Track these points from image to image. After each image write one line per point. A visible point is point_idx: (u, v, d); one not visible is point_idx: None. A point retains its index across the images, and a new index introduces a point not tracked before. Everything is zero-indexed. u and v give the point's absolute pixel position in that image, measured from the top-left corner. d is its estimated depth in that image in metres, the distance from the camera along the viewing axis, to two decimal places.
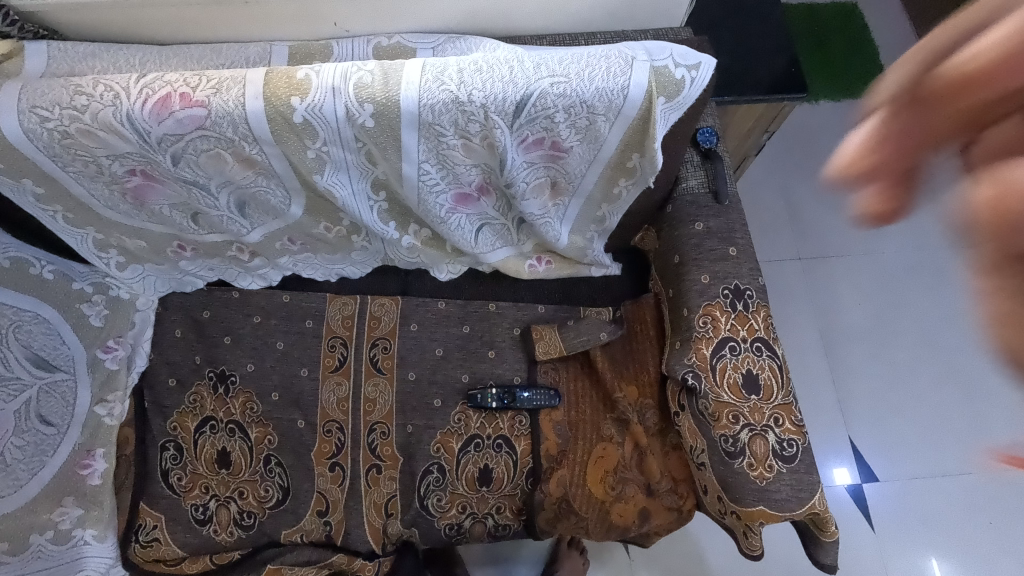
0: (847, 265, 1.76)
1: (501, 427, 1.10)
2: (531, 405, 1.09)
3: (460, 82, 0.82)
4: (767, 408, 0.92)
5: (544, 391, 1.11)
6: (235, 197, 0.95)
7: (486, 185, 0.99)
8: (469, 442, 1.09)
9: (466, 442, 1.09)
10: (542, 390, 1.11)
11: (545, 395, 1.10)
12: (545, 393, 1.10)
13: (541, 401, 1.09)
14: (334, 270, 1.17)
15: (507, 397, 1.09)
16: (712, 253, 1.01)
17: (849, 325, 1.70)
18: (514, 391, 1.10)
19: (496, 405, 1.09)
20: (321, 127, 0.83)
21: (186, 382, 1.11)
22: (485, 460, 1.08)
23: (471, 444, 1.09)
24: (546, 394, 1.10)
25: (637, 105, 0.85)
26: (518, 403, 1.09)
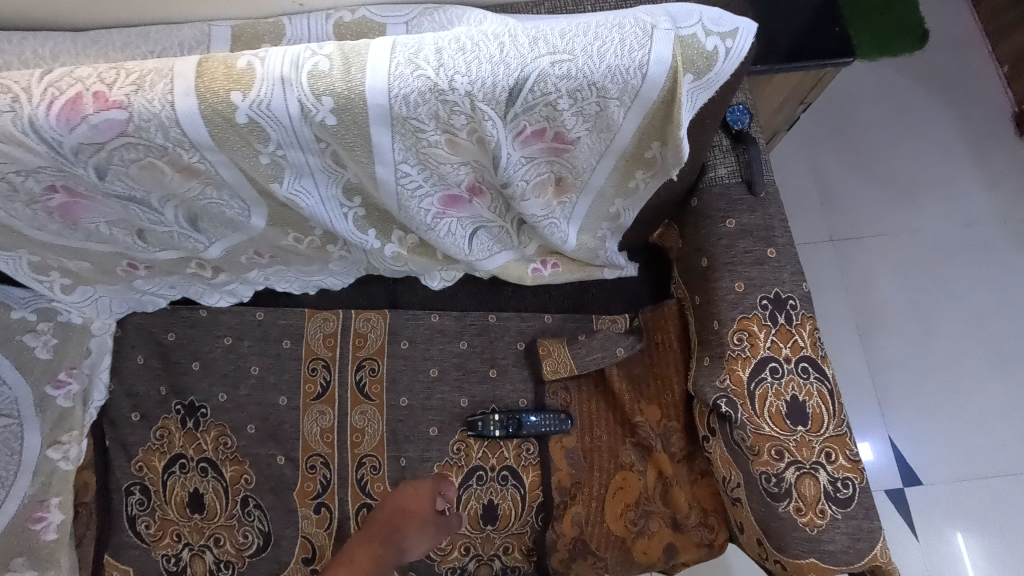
0: (884, 245, 1.59)
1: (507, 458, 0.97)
2: (538, 432, 0.96)
3: (439, 64, 0.66)
4: (817, 443, 0.78)
5: (555, 416, 0.97)
6: (183, 210, 0.81)
7: (479, 184, 0.84)
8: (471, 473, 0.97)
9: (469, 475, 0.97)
10: (551, 416, 0.97)
11: (553, 419, 0.97)
12: (552, 418, 0.97)
13: (548, 426, 0.96)
14: (312, 282, 1.03)
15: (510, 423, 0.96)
16: (747, 256, 0.86)
17: (889, 313, 1.54)
18: (518, 416, 0.96)
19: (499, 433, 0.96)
20: (272, 128, 0.68)
21: (152, 416, 0.99)
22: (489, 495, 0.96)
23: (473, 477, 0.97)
24: (554, 419, 0.97)
25: (658, 85, 0.68)
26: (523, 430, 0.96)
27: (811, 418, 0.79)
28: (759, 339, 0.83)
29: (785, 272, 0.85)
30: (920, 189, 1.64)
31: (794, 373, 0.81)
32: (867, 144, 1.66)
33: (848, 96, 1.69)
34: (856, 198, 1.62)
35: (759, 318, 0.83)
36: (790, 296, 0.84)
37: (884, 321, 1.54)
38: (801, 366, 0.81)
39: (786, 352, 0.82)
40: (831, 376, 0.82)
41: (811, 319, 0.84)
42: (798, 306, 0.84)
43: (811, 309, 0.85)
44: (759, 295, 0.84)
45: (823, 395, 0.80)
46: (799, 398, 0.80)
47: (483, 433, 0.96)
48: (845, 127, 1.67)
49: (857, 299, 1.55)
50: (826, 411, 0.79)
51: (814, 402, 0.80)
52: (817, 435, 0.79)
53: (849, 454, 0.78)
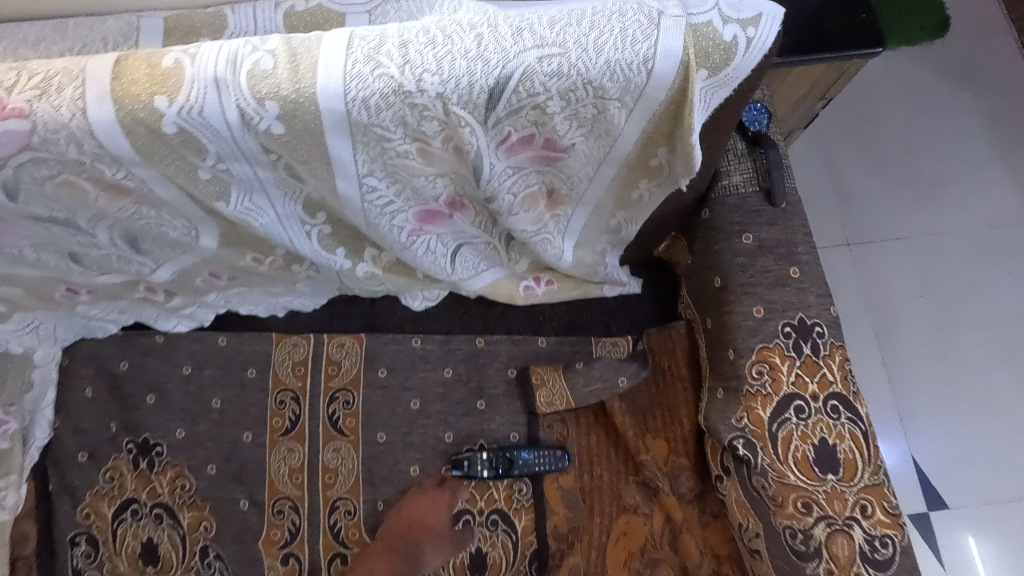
0: (904, 248, 1.48)
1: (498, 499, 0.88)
2: (532, 472, 0.86)
3: (404, 60, 0.55)
4: (850, 494, 0.68)
5: (550, 453, 0.87)
6: (119, 232, 0.70)
7: (460, 198, 0.73)
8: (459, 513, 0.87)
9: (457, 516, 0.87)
10: (546, 453, 0.87)
11: (548, 457, 0.87)
12: (547, 455, 0.87)
13: (543, 466, 0.86)
14: (280, 303, 0.92)
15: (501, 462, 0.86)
16: (768, 276, 0.75)
17: (911, 322, 1.43)
18: (509, 454, 0.86)
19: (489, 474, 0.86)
20: (207, 138, 0.57)
21: (101, 456, 0.89)
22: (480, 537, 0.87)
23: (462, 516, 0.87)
24: (548, 457, 0.87)
25: (666, 83, 0.58)
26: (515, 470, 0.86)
27: (843, 466, 0.69)
28: (781, 373, 0.72)
29: (810, 295, 0.75)
30: (942, 187, 1.52)
31: (822, 412, 0.70)
32: (884, 142, 1.55)
33: (864, 90, 1.58)
34: (873, 199, 1.51)
35: (781, 348, 0.73)
36: (816, 323, 0.74)
37: (907, 330, 1.42)
38: (831, 405, 0.71)
39: (812, 389, 0.71)
40: (865, 415, 0.71)
41: (841, 349, 0.73)
42: (826, 333, 0.73)
43: (840, 337, 0.74)
44: (781, 321, 0.74)
45: (856, 438, 0.70)
46: (829, 441, 0.70)
47: (470, 474, 0.86)
48: (860, 124, 1.56)
49: (876, 307, 1.44)
50: (860, 457, 0.69)
51: (846, 447, 0.69)
52: (850, 485, 0.68)
53: (888, 507, 0.68)
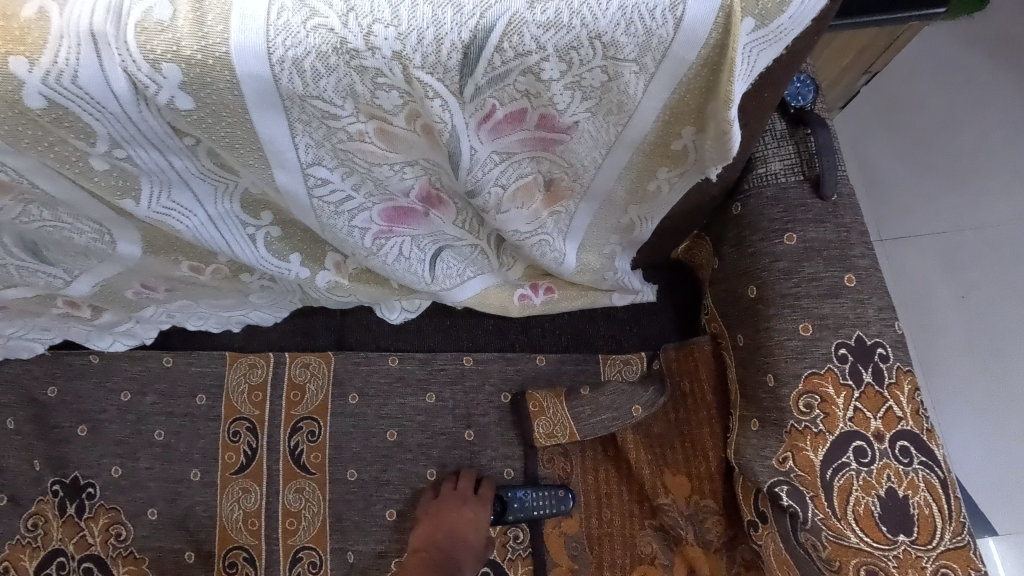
0: (966, 245, 1.15)
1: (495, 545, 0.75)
2: (530, 516, 0.73)
3: (347, 5, 0.41)
4: (927, 562, 0.54)
5: (551, 493, 0.74)
6: (12, 236, 0.57)
7: (436, 192, 0.60)
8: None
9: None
10: (545, 493, 0.74)
11: (547, 498, 0.74)
12: (545, 495, 0.74)
13: (542, 509, 0.73)
14: (233, 318, 0.79)
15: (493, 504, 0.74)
16: (817, 286, 0.61)
17: (991, 341, 1.08)
18: (501, 495, 0.74)
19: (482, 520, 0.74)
20: (90, 114, 0.43)
21: (22, 500, 0.76)
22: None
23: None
24: (547, 498, 0.74)
25: (701, 38, 0.43)
26: (510, 515, 0.73)
27: (918, 525, 0.55)
28: (837, 406, 0.58)
29: (869, 308, 0.61)
30: (1009, 166, 1.19)
31: (890, 457, 0.56)
32: (929, 114, 1.24)
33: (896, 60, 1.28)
34: (916, 187, 1.20)
35: (835, 375, 0.59)
36: (878, 343, 0.59)
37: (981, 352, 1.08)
38: (899, 447, 0.57)
39: (876, 427, 0.57)
40: (943, 460, 0.57)
41: (910, 375, 0.59)
42: (891, 356, 0.59)
43: (908, 360, 0.60)
44: (835, 342, 0.60)
45: (933, 489, 0.56)
46: (899, 493, 0.56)
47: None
48: (894, 98, 1.26)
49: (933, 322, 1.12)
50: (940, 515, 0.55)
51: (920, 501, 0.55)
52: (927, 550, 0.54)
53: None
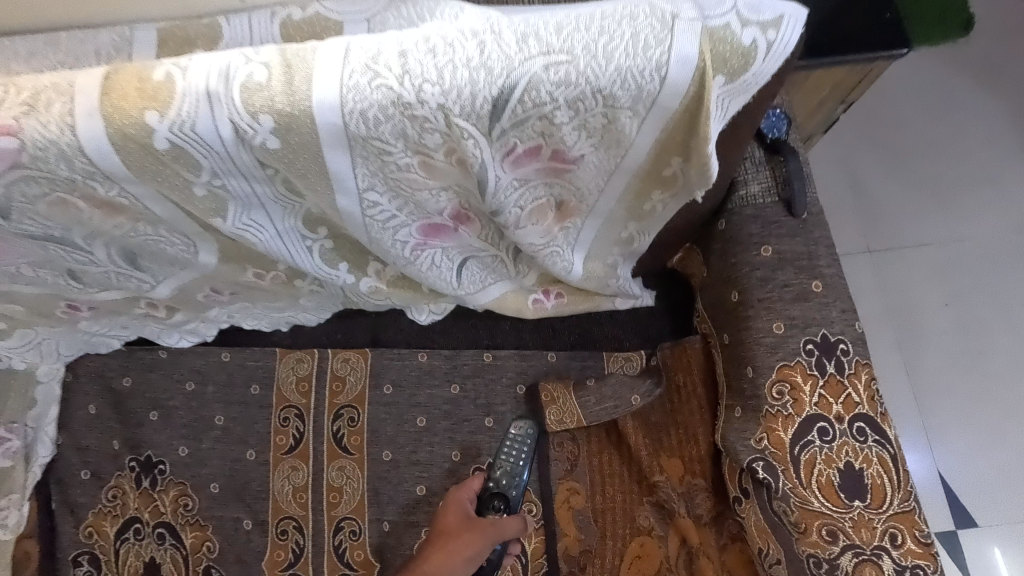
0: (925, 253, 1.41)
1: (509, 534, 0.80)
2: (520, 469, 0.84)
3: (404, 71, 0.52)
4: (879, 522, 0.64)
5: (511, 439, 0.86)
6: (116, 248, 0.69)
7: (465, 211, 0.71)
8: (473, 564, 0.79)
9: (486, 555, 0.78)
10: (507, 446, 0.86)
11: (512, 448, 0.85)
12: (511, 453, 0.85)
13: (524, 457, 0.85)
14: (283, 318, 0.90)
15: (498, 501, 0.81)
16: (788, 291, 0.72)
17: (932, 329, 1.36)
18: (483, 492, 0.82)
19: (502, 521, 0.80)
20: (202, 154, 0.55)
21: (103, 474, 0.88)
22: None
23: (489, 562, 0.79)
24: (514, 448, 0.85)
25: (681, 91, 0.54)
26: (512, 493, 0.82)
27: (871, 492, 0.65)
28: (805, 393, 0.69)
29: (833, 310, 0.71)
30: (965, 188, 1.45)
31: (849, 436, 0.67)
32: (904, 141, 1.48)
33: (884, 89, 1.51)
34: (891, 202, 1.45)
35: (804, 367, 0.69)
36: (840, 340, 0.70)
37: (933, 337, 1.35)
38: (856, 427, 0.67)
39: (837, 410, 0.67)
40: (893, 437, 0.67)
41: (868, 367, 0.69)
42: (852, 351, 0.69)
43: (866, 354, 0.70)
44: (803, 338, 0.70)
45: (885, 462, 0.66)
46: (855, 465, 0.66)
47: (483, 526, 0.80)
48: (878, 125, 1.49)
49: (894, 311, 1.38)
50: (889, 483, 0.65)
51: (874, 472, 0.66)
52: (879, 513, 0.65)
53: (919, 536, 0.64)
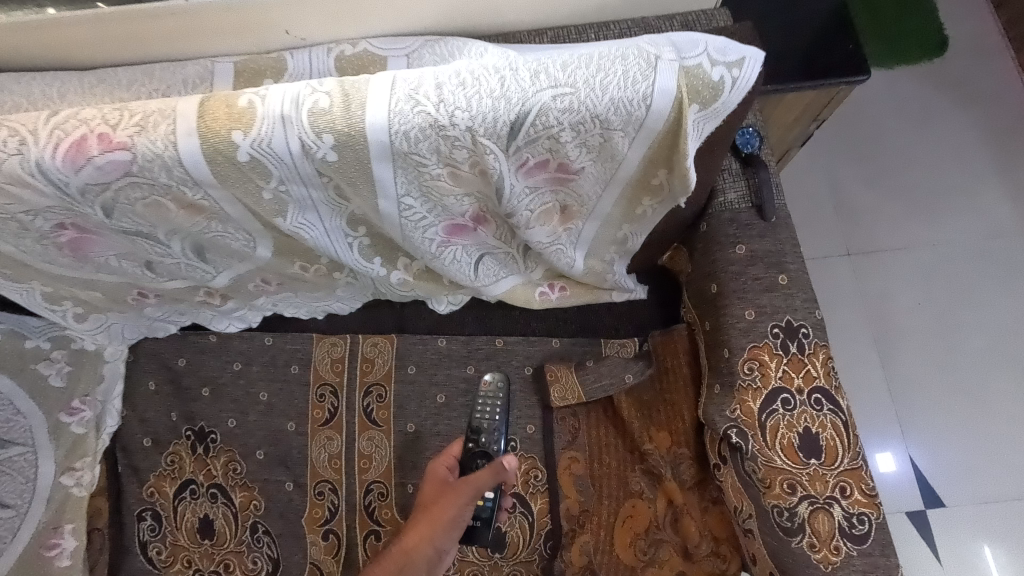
0: (901, 257, 1.53)
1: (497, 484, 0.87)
2: (497, 423, 0.91)
3: (439, 100, 0.65)
4: (831, 477, 0.76)
5: (484, 397, 0.95)
6: (190, 243, 0.81)
7: (483, 214, 0.83)
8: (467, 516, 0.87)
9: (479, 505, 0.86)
10: (481, 404, 0.94)
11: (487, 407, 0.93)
12: (486, 410, 0.93)
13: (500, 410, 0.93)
14: (320, 307, 1.03)
15: (482, 459, 0.87)
16: (758, 283, 0.84)
17: (906, 327, 1.48)
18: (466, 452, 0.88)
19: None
20: (274, 165, 0.68)
21: (163, 442, 1.00)
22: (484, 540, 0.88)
23: (483, 516, 0.87)
24: (489, 406, 0.93)
25: (663, 116, 0.67)
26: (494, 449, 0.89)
27: (825, 452, 0.77)
28: (771, 368, 0.81)
29: (796, 300, 0.83)
30: (939, 197, 1.57)
31: (807, 404, 0.79)
32: (884, 153, 1.60)
33: (865, 105, 1.62)
34: (871, 209, 1.56)
35: (770, 347, 0.81)
36: (802, 325, 0.82)
37: (906, 335, 1.47)
38: (814, 397, 0.79)
39: (798, 383, 0.80)
40: (845, 407, 0.79)
41: (825, 348, 0.82)
42: (811, 334, 0.82)
43: (824, 338, 0.82)
44: (770, 323, 0.82)
45: (837, 427, 0.78)
46: (812, 430, 0.78)
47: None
48: (859, 138, 1.61)
49: (872, 311, 1.49)
50: (840, 444, 0.77)
51: (828, 435, 0.78)
52: (831, 468, 0.77)
53: (865, 489, 0.76)
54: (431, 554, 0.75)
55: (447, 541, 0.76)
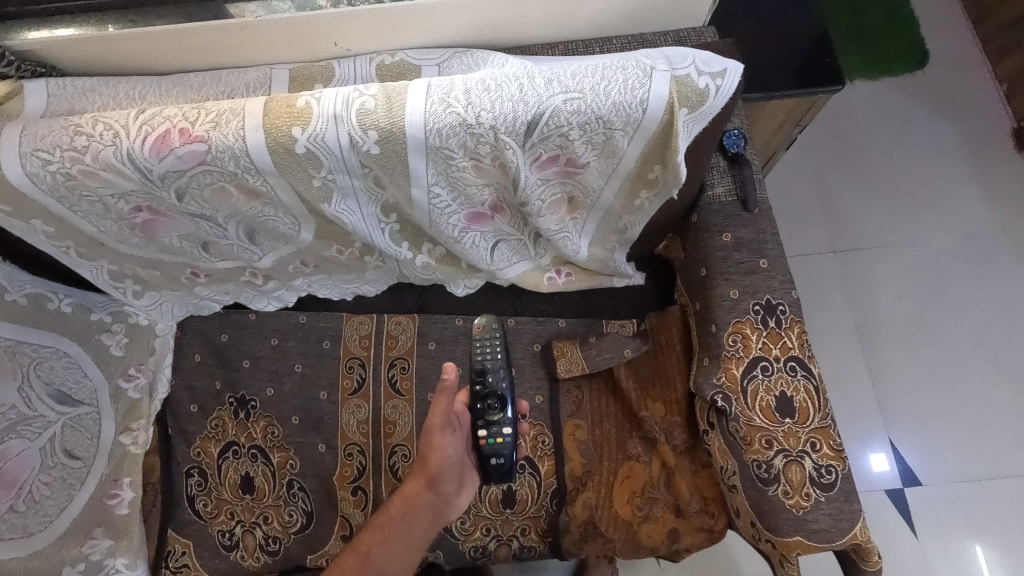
0: (883, 255, 1.63)
1: (511, 420, 0.88)
2: (500, 363, 0.90)
3: (467, 103, 0.77)
4: (803, 433, 0.88)
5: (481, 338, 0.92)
6: (244, 226, 0.93)
7: (500, 203, 0.95)
8: (489, 454, 0.87)
9: (499, 443, 0.87)
10: (479, 345, 0.92)
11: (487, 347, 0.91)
12: (485, 353, 0.91)
13: (501, 355, 0.90)
14: (350, 288, 1.14)
15: (492, 398, 0.88)
16: (742, 266, 0.95)
17: (888, 319, 1.58)
18: (474, 394, 0.88)
19: (502, 412, 0.87)
20: (325, 156, 0.80)
21: (208, 407, 1.11)
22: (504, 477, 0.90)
23: (506, 454, 0.87)
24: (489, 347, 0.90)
25: (657, 118, 0.79)
26: (502, 386, 0.88)
27: (798, 412, 0.88)
28: (752, 340, 0.92)
29: (775, 281, 0.94)
30: (920, 200, 1.67)
31: (783, 371, 0.90)
32: (868, 158, 1.71)
33: (851, 113, 1.74)
34: (857, 210, 1.67)
35: (752, 322, 0.93)
36: (780, 303, 0.93)
37: (888, 326, 1.57)
38: (789, 364, 0.91)
39: (775, 352, 0.91)
40: (816, 374, 0.91)
41: (800, 323, 0.93)
42: (788, 311, 0.93)
43: (799, 314, 0.94)
44: (752, 301, 0.93)
45: (809, 391, 0.89)
46: (787, 393, 0.89)
47: (488, 422, 0.87)
48: (845, 144, 1.72)
49: (856, 303, 1.59)
50: (812, 405, 0.89)
51: (801, 398, 0.89)
52: (803, 426, 0.88)
53: (833, 444, 0.87)
54: (429, 500, 0.85)
55: (441, 486, 0.86)
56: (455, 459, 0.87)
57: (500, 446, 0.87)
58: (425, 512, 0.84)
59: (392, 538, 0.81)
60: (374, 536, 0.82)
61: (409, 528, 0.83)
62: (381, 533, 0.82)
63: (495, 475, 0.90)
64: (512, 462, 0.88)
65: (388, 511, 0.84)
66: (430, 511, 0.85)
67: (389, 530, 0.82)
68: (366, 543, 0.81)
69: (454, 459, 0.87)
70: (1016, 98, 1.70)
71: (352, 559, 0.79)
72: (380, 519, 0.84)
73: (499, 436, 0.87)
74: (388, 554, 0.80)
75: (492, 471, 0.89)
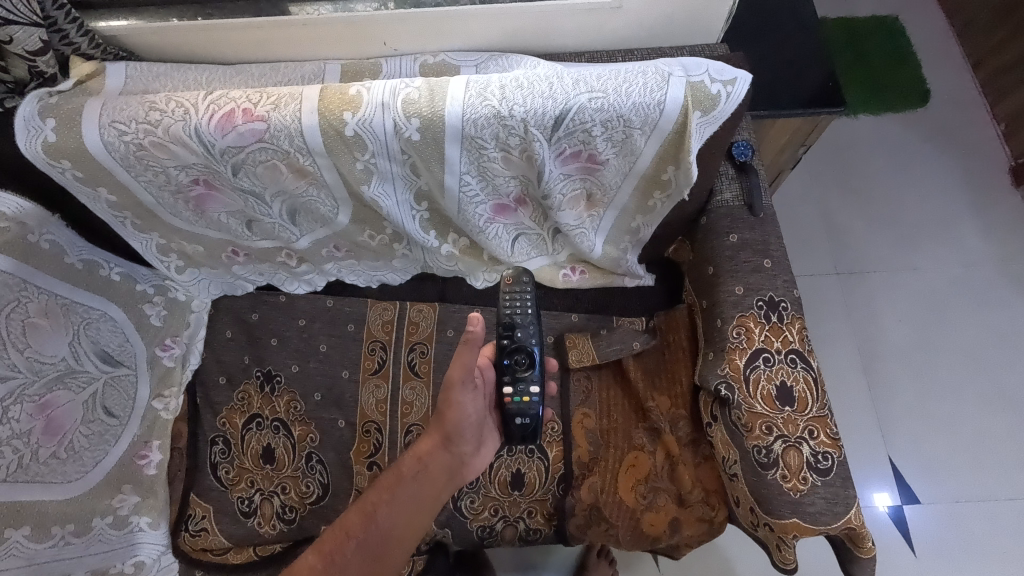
0: (885, 279, 1.69)
1: (538, 379, 0.94)
2: (529, 319, 0.96)
3: (502, 97, 0.86)
4: (802, 420, 0.93)
5: (512, 292, 0.97)
6: (287, 206, 1.01)
7: (524, 196, 1.03)
8: (514, 413, 0.93)
9: (526, 402, 0.93)
10: (509, 299, 0.97)
11: (517, 302, 0.97)
12: (516, 307, 0.96)
13: (531, 312, 0.96)
14: (376, 276, 1.21)
15: (521, 353, 0.94)
16: (747, 265, 1.02)
17: (889, 340, 1.62)
18: (503, 349, 0.94)
19: (529, 370, 0.94)
20: (370, 140, 0.88)
21: (235, 380, 1.17)
22: (524, 437, 0.96)
23: (531, 413, 0.93)
24: (519, 303, 0.96)
25: (672, 119, 0.87)
26: (531, 342, 0.95)
27: (797, 400, 0.94)
28: (755, 332, 0.98)
29: (778, 280, 1.00)
30: (920, 229, 1.74)
31: (784, 361, 0.96)
32: (872, 188, 1.78)
33: (857, 145, 1.83)
34: (860, 235, 1.73)
35: (755, 316, 0.98)
36: (783, 300, 0.99)
37: (890, 348, 1.62)
38: (790, 356, 0.96)
39: (777, 345, 0.97)
40: (815, 366, 0.97)
41: (800, 319, 0.99)
42: (790, 308, 0.99)
43: (800, 312, 0.99)
44: (755, 297, 0.99)
45: (807, 381, 0.95)
46: (788, 383, 0.95)
47: (516, 378, 0.93)
48: (850, 173, 1.80)
49: (858, 324, 1.64)
50: (810, 395, 0.94)
51: (800, 387, 0.94)
52: (802, 414, 0.93)
53: (829, 432, 0.92)
54: (444, 460, 0.90)
55: (457, 446, 0.91)
56: (472, 419, 0.92)
57: (526, 405, 0.92)
58: (439, 470, 0.89)
59: (400, 498, 0.85)
60: (382, 496, 0.85)
61: (419, 488, 0.87)
62: (389, 493, 0.85)
63: (517, 434, 0.95)
64: (535, 423, 0.94)
65: (399, 469, 0.88)
66: (445, 471, 0.90)
67: (398, 490, 0.86)
68: (374, 502, 0.85)
69: (471, 419, 0.91)
70: (1014, 137, 1.78)
71: (358, 517, 0.83)
72: (390, 476, 0.88)
73: (525, 395, 0.93)
74: (394, 514, 0.84)
75: (515, 430, 0.95)
